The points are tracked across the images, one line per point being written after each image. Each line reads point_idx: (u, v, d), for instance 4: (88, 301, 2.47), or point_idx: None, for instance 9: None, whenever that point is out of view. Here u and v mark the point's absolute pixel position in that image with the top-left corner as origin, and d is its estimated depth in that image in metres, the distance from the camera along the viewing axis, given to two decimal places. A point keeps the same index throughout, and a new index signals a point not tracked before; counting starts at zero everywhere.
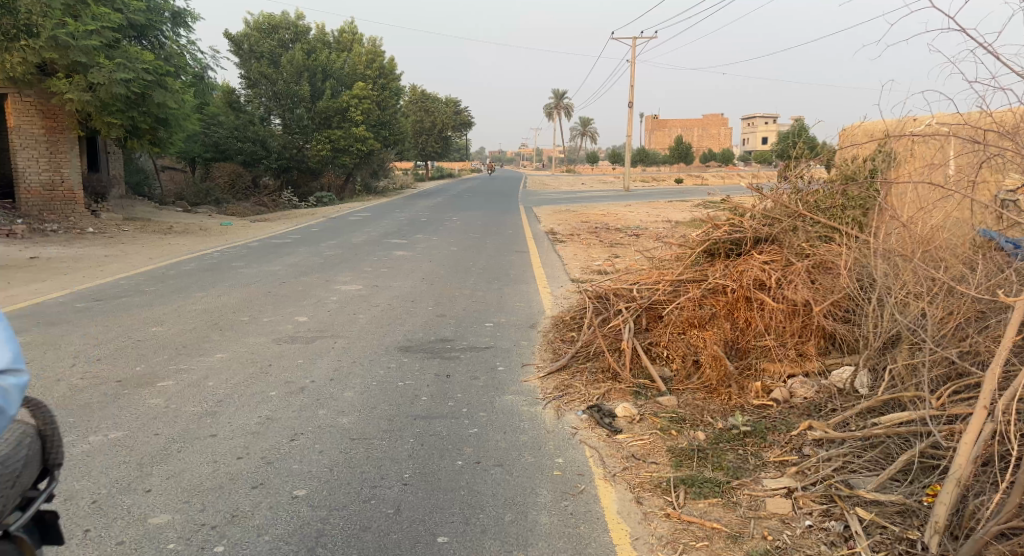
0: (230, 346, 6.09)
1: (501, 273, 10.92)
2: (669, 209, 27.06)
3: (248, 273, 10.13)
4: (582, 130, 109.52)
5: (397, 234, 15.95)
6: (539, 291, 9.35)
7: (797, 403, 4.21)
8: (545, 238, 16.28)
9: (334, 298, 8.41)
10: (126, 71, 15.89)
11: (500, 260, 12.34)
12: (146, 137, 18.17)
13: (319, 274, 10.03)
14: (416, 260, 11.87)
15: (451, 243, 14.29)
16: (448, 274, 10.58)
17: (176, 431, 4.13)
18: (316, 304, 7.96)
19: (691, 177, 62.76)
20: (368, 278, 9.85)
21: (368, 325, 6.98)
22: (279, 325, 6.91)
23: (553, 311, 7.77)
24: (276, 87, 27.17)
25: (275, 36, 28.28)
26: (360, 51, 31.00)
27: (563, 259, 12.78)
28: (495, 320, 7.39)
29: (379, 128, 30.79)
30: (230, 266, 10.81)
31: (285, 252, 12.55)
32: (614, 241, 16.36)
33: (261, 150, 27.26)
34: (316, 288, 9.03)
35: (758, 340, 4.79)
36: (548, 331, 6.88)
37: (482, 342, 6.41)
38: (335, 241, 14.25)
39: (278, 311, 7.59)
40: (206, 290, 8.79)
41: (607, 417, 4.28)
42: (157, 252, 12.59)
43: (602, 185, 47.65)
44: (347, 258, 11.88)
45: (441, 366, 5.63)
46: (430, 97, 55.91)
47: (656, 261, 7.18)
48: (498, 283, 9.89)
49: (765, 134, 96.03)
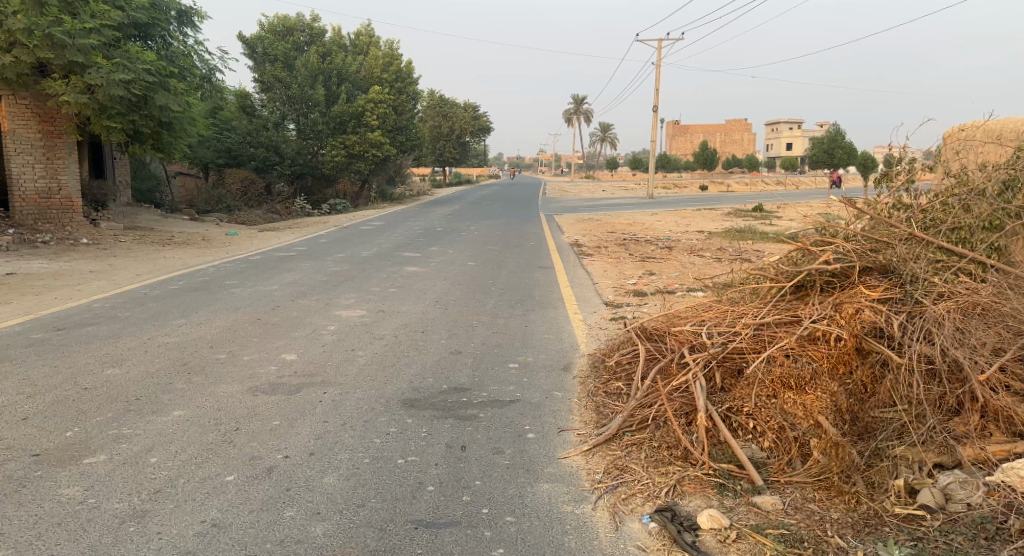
0: (194, 399, 4.88)
1: (524, 293, 9.74)
2: (699, 219, 25.80)
3: (241, 294, 8.94)
4: (602, 137, 108.22)
5: (411, 245, 14.79)
6: (570, 318, 8.16)
7: (964, 518, 3.09)
8: (569, 250, 15.08)
9: (332, 328, 7.20)
10: (126, 71, 14.84)
11: (524, 276, 11.17)
12: (149, 142, 17.12)
13: (320, 296, 8.85)
14: (430, 277, 10.69)
15: (470, 257, 13.12)
16: (466, 294, 9.39)
17: (80, 550, 3.03)
18: (311, 337, 6.76)
19: (715, 184, 61.47)
20: (374, 301, 8.65)
21: (368, 367, 5.76)
22: (262, 367, 5.71)
23: (591, 349, 6.56)
24: (291, 91, 26.19)
25: (290, 38, 27.41)
26: (377, 53, 29.99)
27: (591, 275, 11.61)
28: (520, 359, 6.17)
29: (395, 133, 29.81)
30: (222, 285, 9.64)
31: (286, 268, 11.36)
32: (645, 254, 15.12)
33: (275, 156, 26.06)
34: (313, 314, 7.84)
35: (884, 413, 3.63)
36: (586, 378, 5.63)
37: (506, 394, 5.19)
38: (344, 255, 13.08)
39: (266, 345, 6.40)
40: (189, 317, 7.61)
41: (687, 531, 3.17)
42: (147, 267, 11.43)
43: (624, 193, 46.28)
44: (354, 275, 10.68)
45: (454, 431, 4.40)
46: (449, 103, 54.79)
47: (718, 291, 5.90)
48: (522, 307, 8.70)
49: (789, 140, 94.20)
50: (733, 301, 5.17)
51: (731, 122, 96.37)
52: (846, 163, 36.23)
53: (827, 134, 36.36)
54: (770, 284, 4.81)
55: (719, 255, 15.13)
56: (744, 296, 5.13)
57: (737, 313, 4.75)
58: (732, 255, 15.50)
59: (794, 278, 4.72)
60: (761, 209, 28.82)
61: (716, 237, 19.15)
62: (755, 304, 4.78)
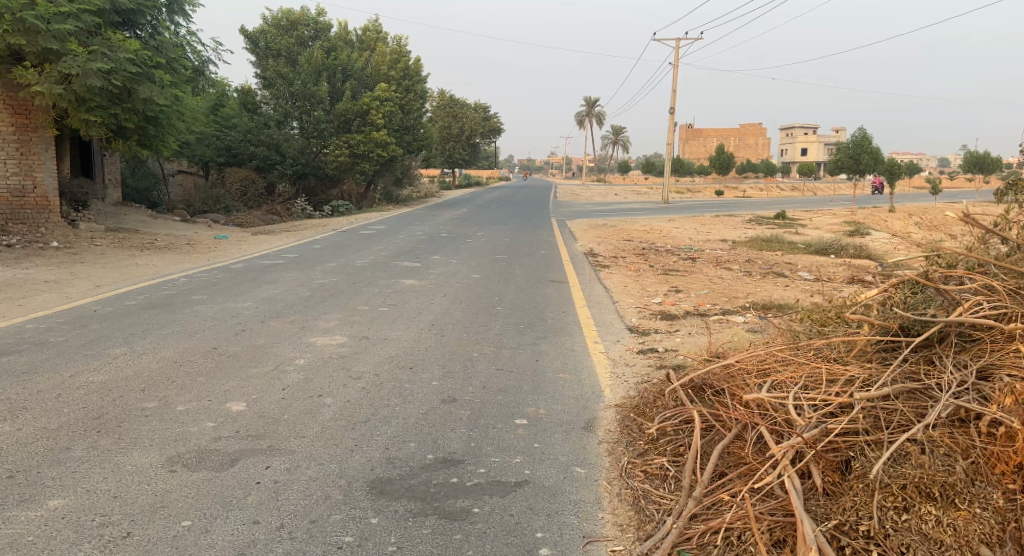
0: (86, 478, 3.60)
1: (535, 314, 8.46)
2: (719, 226, 24.45)
3: (206, 314, 7.64)
4: (614, 140, 107.08)
5: (411, 254, 13.53)
6: (590, 350, 6.87)
7: None
8: (585, 260, 13.81)
9: (300, 363, 5.88)
10: (105, 60, 13.47)
11: (534, 292, 9.91)
12: (134, 139, 15.83)
13: (297, 316, 7.56)
14: (428, 294, 9.42)
15: (475, 268, 11.84)
16: (469, 316, 8.09)
17: None
18: (270, 377, 5.45)
19: (732, 190, 60.02)
20: (359, 325, 7.34)
21: (333, 424, 4.47)
22: (198, 424, 4.41)
23: (619, 400, 5.24)
24: (293, 87, 24.84)
25: (294, 33, 26.35)
26: (384, 49, 28.75)
27: (609, 292, 10.36)
28: (530, 414, 4.89)
29: (402, 133, 28.58)
30: (187, 302, 8.36)
31: (267, 280, 10.08)
32: (666, 266, 13.83)
33: (276, 154, 24.64)
34: (284, 342, 6.55)
35: None
36: (618, 442, 4.38)
37: (511, 470, 3.94)
38: (336, 264, 11.79)
39: (213, 389, 5.13)
40: (133, 344, 6.32)
41: None
42: (111, 276, 10.16)
43: (638, 198, 44.90)
44: (341, 289, 9.41)
45: (436, 546, 3.16)
46: (460, 104, 53.59)
47: (791, 339, 4.66)
48: (533, 333, 7.41)
49: (805, 145, 92.50)
50: (820, 355, 3.95)
51: (745, 126, 94.82)
52: (870, 169, 34.76)
53: (852, 138, 34.75)
54: (879, 339, 3.65)
55: (749, 271, 13.85)
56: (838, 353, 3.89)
57: (834, 377, 3.58)
58: (761, 270, 14.20)
59: (916, 331, 3.57)
60: (782, 217, 27.46)
61: (742, 248, 17.84)
62: (857, 364, 3.62)
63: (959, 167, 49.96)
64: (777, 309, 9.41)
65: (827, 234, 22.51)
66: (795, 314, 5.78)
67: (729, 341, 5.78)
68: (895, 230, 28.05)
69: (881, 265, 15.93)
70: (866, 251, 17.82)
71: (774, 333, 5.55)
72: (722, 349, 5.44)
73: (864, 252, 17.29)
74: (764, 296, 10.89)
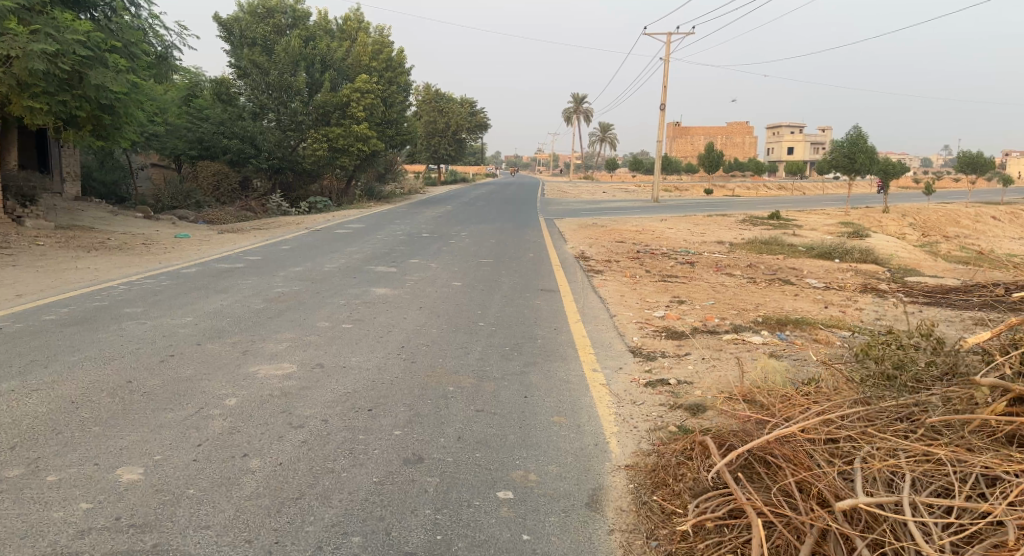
0: None
1: (523, 330, 7.37)
2: (712, 226, 23.47)
3: (134, 334, 6.40)
4: (601, 137, 106.00)
5: (387, 256, 12.36)
6: (591, 378, 5.81)
7: None
8: (576, 264, 12.70)
9: (228, 406, 4.68)
10: (50, 41, 12.10)
11: (522, 303, 8.80)
12: (87, 129, 14.20)
13: (241, 337, 6.37)
14: (400, 305, 8.28)
15: (456, 274, 10.67)
16: (447, 334, 6.97)
17: None
18: (185, 428, 4.26)
19: (722, 188, 59.04)
20: (315, 348, 6.18)
21: (250, 507, 3.37)
22: (64, 506, 3.28)
23: (630, 459, 4.14)
24: (269, 77, 23.37)
25: (270, 21, 24.83)
26: (365, 40, 27.44)
27: (605, 303, 9.27)
28: (519, 483, 3.78)
29: (385, 127, 27.34)
30: (117, 316, 7.12)
31: (219, 288, 8.84)
32: (664, 271, 12.77)
33: (250, 148, 23.18)
34: (217, 373, 5.37)
35: None
36: (637, 529, 3.32)
37: None
38: (301, 269, 10.57)
39: (104, 446, 3.93)
40: (30, 376, 5.09)
41: None
42: (38, 283, 8.88)
43: (626, 196, 43.82)
44: (302, 301, 8.23)
45: None
46: (445, 98, 52.12)
47: (866, 394, 3.66)
48: (521, 358, 6.27)
49: (791, 144, 91.82)
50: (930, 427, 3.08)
51: (732, 125, 94.27)
52: (866, 168, 33.81)
53: (847, 137, 33.79)
54: None
55: (754, 278, 12.82)
56: (956, 428, 3.03)
57: (960, 472, 2.76)
58: (765, 276, 13.15)
59: None
60: (777, 217, 26.52)
61: (742, 251, 16.83)
62: (990, 453, 2.81)
63: (951, 167, 49.11)
64: (794, 327, 8.35)
65: (826, 236, 21.51)
66: (853, 349, 4.71)
67: (765, 388, 4.70)
68: (890, 232, 27.22)
69: (889, 271, 14.94)
70: (872, 254, 16.79)
71: (826, 380, 4.46)
72: (762, 399, 4.35)
73: (870, 256, 16.30)
74: (775, 308, 9.83)
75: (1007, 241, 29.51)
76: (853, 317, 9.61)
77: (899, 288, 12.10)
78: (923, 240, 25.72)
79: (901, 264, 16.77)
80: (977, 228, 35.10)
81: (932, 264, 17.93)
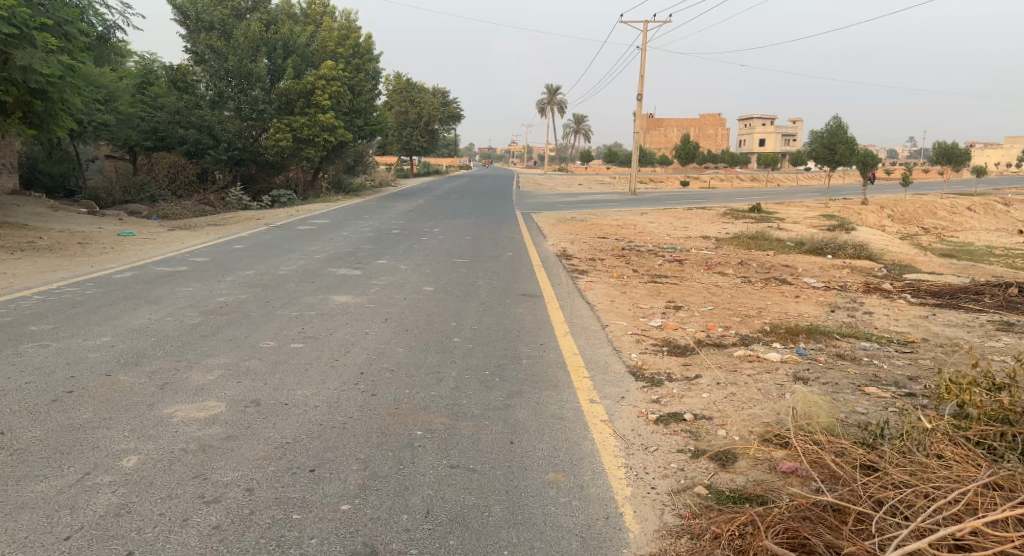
0: None
1: (507, 347, 6.31)
2: (695, 219, 22.56)
3: (30, 361, 5.23)
4: (575, 128, 104.99)
5: (351, 256, 11.24)
6: (594, 414, 4.76)
7: None
8: (559, 264, 11.65)
9: (125, 468, 3.59)
10: None
11: (503, 313, 7.74)
12: (17, 116, 12.82)
13: (163, 364, 5.25)
14: (361, 316, 7.21)
15: (428, 278, 9.60)
16: (416, 354, 5.89)
17: None
18: (55, 508, 3.20)
19: (697, 179, 58.31)
20: (252, 377, 5.05)
21: None
22: None
23: (653, 546, 3.12)
24: (227, 63, 21.96)
25: (228, 4, 23.49)
26: (331, 25, 26.11)
27: (595, 310, 8.22)
28: None
29: (353, 117, 25.97)
30: (18, 335, 5.95)
31: (152, 297, 7.69)
32: (652, 271, 11.81)
33: (208, 138, 21.77)
34: (120, 415, 4.26)
35: None
36: None
37: None
38: (251, 273, 9.41)
39: None
40: None
41: None
42: None
43: (602, 188, 42.80)
44: (248, 313, 7.11)
45: None
46: (417, 88, 50.63)
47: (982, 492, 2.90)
48: (504, 388, 5.19)
49: (764, 135, 91.60)
50: None
51: (706, 116, 93.75)
52: (847, 159, 33.08)
53: (826, 128, 33.10)
54: None
55: (749, 278, 11.86)
56: None
57: None
58: (760, 276, 12.21)
59: None
60: (760, 210, 25.68)
61: (730, 247, 15.89)
62: None
63: (927, 159, 48.74)
64: (808, 338, 7.38)
65: (812, 230, 20.68)
66: (941, 395, 3.73)
67: (829, 439, 3.69)
68: (873, 225, 26.49)
69: (886, 268, 14.08)
70: (866, 249, 15.93)
71: (906, 433, 3.50)
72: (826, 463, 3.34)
73: (864, 252, 15.42)
74: (780, 314, 8.86)
75: (991, 234, 28.90)
76: (866, 323, 8.68)
77: (905, 289, 11.23)
78: (908, 233, 24.98)
79: (895, 260, 15.91)
80: (954, 219, 34.74)
81: (928, 260, 17.12)
